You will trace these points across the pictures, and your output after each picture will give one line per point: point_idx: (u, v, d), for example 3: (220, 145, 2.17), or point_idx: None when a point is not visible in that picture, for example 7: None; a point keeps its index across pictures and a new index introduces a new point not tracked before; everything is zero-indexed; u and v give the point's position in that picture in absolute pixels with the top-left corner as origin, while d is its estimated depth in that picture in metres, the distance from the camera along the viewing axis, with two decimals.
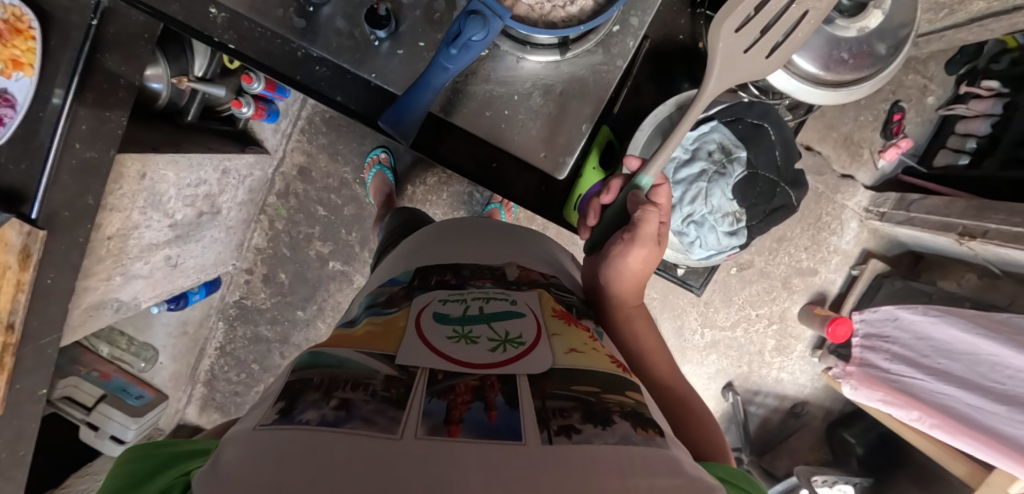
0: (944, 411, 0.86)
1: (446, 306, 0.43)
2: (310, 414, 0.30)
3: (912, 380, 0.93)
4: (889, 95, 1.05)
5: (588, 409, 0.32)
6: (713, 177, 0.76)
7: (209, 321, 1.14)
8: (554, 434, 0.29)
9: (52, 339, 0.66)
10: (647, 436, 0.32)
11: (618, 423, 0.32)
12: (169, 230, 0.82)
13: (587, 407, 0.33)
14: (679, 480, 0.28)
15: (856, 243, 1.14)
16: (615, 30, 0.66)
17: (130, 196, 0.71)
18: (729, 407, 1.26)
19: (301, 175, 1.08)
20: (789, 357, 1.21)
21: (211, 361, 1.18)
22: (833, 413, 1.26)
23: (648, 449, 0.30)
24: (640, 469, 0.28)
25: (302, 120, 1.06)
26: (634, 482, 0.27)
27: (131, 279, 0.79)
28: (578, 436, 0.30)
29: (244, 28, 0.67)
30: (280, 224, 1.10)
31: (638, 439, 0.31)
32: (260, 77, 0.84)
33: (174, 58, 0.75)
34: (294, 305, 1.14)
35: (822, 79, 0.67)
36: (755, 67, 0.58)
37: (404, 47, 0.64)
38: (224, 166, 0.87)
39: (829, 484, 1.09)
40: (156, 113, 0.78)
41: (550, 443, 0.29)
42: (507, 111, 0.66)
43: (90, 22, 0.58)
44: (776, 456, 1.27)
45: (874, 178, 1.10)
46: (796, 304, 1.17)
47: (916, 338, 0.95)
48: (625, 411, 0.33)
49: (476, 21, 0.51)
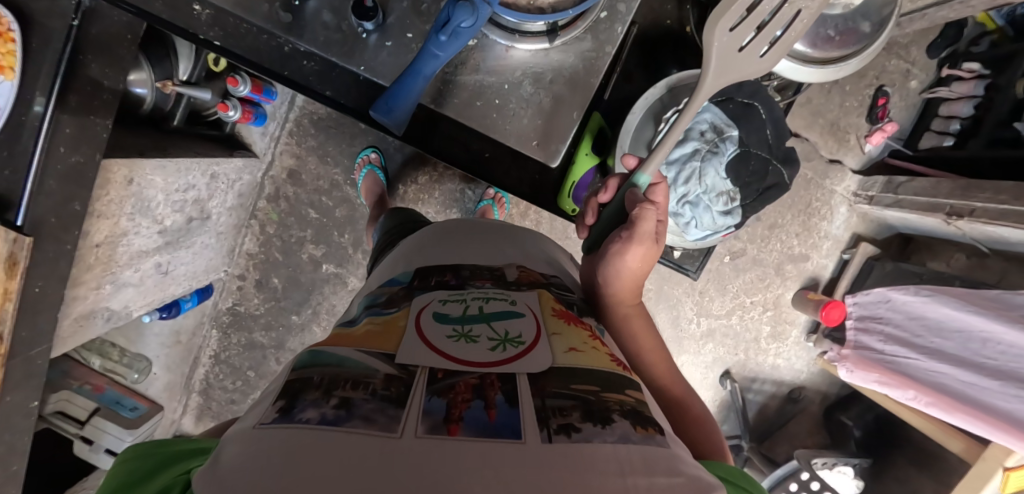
0: (938, 389, 0.87)
1: (446, 306, 0.43)
2: (310, 413, 0.30)
3: (905, 360, 0.94)
4: (873, 80, 1.07)
5: (588, 408, 0.32)
6: (707, 156, 0.75)
7: (203, 329, 1.13)
8: (553, 433, 0.29)
9: (42, 349, 0.65)
10: (646, 434, 0.32)
11: (617, 422, 0.31)
12: (158, 237, 0.81)
13: (587, 406, 0.32)
14: (679, 479, 0.28)
15: (846, 228, 1.15)
16: (603, 16, 0.65)
17: (118, 202, 0.70)
18: (727, 395, 1.26)
19: (291, 179, 1.07)
20: (784, 343, 1.22)
21: (206, 369, 1.16)
22: (830, 397, 1.28)
23: (648, 448, 0.30)
24: (639, 468, 0.28)
25: (291, 122, 1.05)
26: (634, 481, 0.27)
27: (121, 287, 0.78)
28: (578, 435, 0.29)
29: (229, 24, 0.67)
30: (272, 228, 1.09)
31: (637, 437, 0.31)
32: (246, 79, 0.84)
33: (158, 62, 0.75)
34: (288, 310, 1.13)
35: (809, 56, 0.68)
36: (750, 67, 0.57)
37: (392, 39, 0.64)
38: (212, 170, 0.86)
39: (829, 466, 1.09)
40: (141, 118, 0.77)
41: (549, 441, 0.28)
42: (499, 101, 0.66)
43: (71, 23, 0.58)
44: (775, 442, 1.27)
45: (861, 162, 1.12)
46: (789, 290, 1.18)
47: (909, 318, 0.96)
48: (625, 410, 0.33)
49: (464, 7, 0.50)
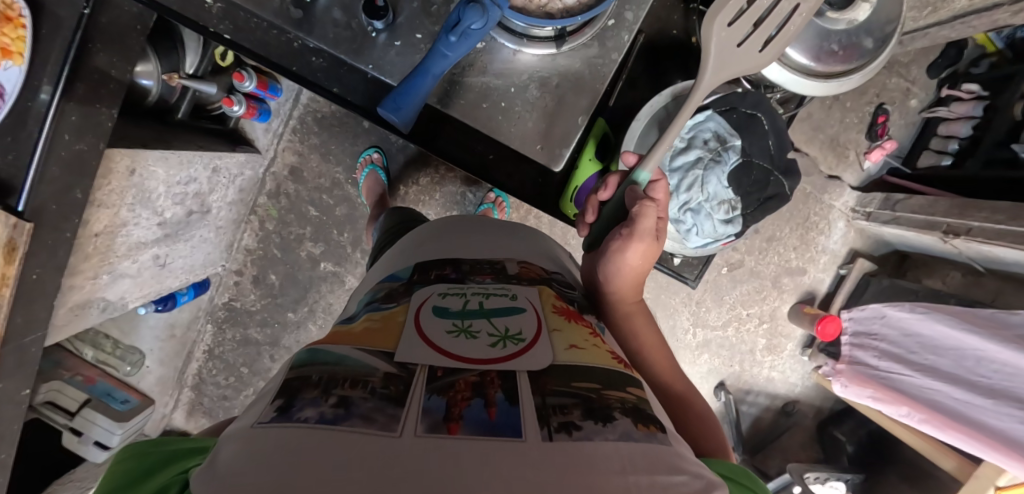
0: (932, 406, 0.87)
1: (445, 299, 0.43)
2: (308, 411, 0.30)
3: (900, 376, 0.94)
4: (873, 97, 1.08)
5: (589, 406, 0.32)
6: (709, 165, 0.76)
7: (198, 324, 1.13)
8: (554, 431, 0.29)
9: (36, 337, 0.65)
10: (648, 432, 0.31)
11: (618, 420, 0.31)
12: (157, 229, 0.80)
13: (587, 404, 0.32)
14: (680, 478, 0.28)
15: (843, 243, 1.16)
16: (610, 23, 0.66)
17: (119, 193, 0.70)
18: (721, 406, 1.26)
19: (293, 176, 1.07)
20: (779, 356, 1.23)
21: (199, 364, 1.16)
22: (823, 412, 1.28)
23: (649, 445, 0.30)
24: (640, 466, 0.28)
25: (294, 119, 1.05)
26: (635, 479, 0.27)
27: (118, 278, 0.78)
28: (579, 433, 0.29)
29: (239, 18, 0.66)
30: (272, 224, 1.09)
31: (639, 435, 0.31)
32: (252, 75, 0.84)
33: (166, 55, 0.75)
34: (284, 307, 1.12)
35: (812, 70, 0.68)
36: (749, 62, 0.58)
37: (401, 39, 0.64)
38: (214, 164, 0.86)
39: (821, 481, 1.09)
40: (145, 111, 0.77)
41: (550, 440, 0.28)
42: (504, 104, 0.67)
43: (82, 11, 0.57)
44: (768, 456, 1.27)
45: (860, 178, 1.13)
46: (785, 303, 1.19)
47: (903, 335, 0.97)
48: (626, 408, 0.33)
49: (474, 9, 0.51)
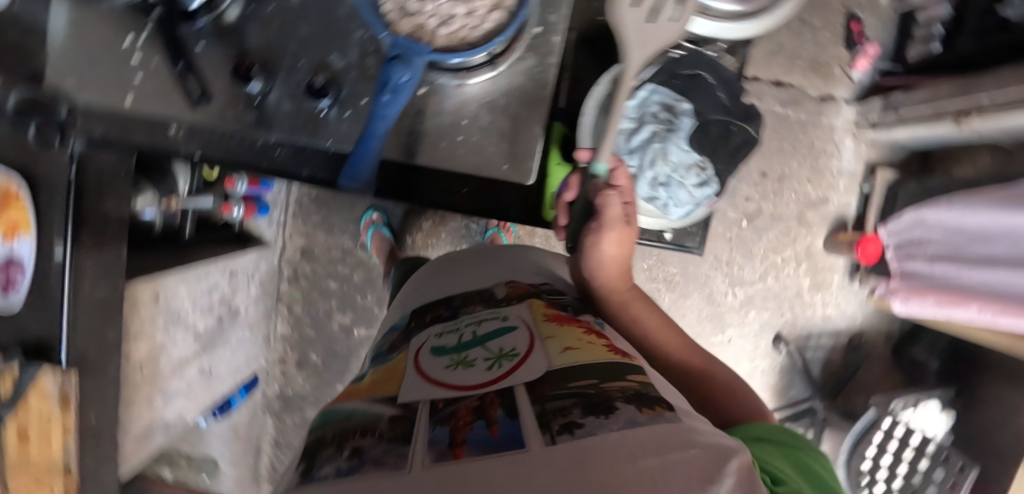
0: (1010, 296, 0.81)
1: (441, 338, 0.44)
2: (327, 468, 0.31)
3: (962, 276, 0.89)
4: (842, 8, 1.07)
5: (588, 403, 0.32)
6: (665, 136, 0.74)
7: (258, 419, 1.17)
8: (557, 434, 0.29)
9: (110, 472, 0.69)
10: (654, 414, 0.31)
11: (621, 409, 0.31)
12: (194, 343, 0.85)
13: (587, 401, 0.32)
14: (694, 451, 0.27)
15: (858, 159, 1.13)
16: (539, 31, 0.67)
17: (150, 321, 0.74)
18: (785, 360, 1.20)
19: (305, 256, 1.11)
20: (829, 291, 1.18)
21: (269, 456, 1.20)
22: (893, 335, 1.22)
23: (657, 426, 0.29)
24: (650, 449, 0.27)
25: (292, 205, 1.10)
26: (645, 462, 0.26)
27: (171, 398, 0.82)
28: (582, 430, 0.29)
29: (205, 134, 0.71)
30: (299, 307, 1.13)
31: (644, 419, 0.30)
32: (242, 176, 0.91)
33: (158, 183, 0.77)
34: (331, 381, 1.16)
35: (745, 12, 0.69)
36: (667, 32, 0.57)
37: (349, 109, 0.69)
38: (229, 268, 0.91)
39: (913, 406, 1.03)
40: (154, 240, 0.80)
41: (553, 443, 0.28)
42: (461, 137, 0.68)
43: (68, 174, 0.57)
44: (851, 395, 1.21)
45: (854, 91, 1.10)
46: (818, 237, 1.15)
47: (951, 233, 0.92)
48: (628, 396, 0.33)
49: (399, 64, 0.54)
